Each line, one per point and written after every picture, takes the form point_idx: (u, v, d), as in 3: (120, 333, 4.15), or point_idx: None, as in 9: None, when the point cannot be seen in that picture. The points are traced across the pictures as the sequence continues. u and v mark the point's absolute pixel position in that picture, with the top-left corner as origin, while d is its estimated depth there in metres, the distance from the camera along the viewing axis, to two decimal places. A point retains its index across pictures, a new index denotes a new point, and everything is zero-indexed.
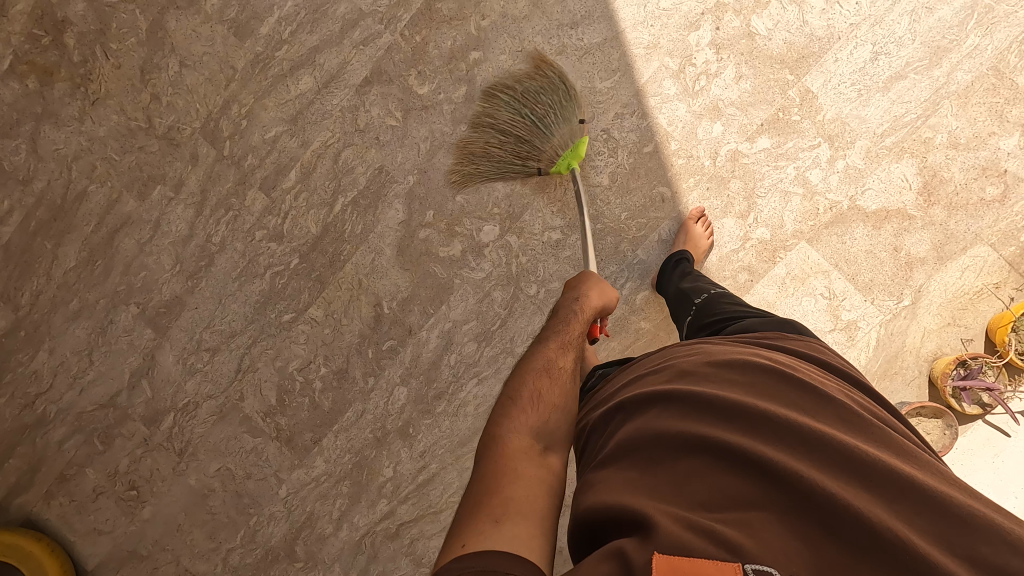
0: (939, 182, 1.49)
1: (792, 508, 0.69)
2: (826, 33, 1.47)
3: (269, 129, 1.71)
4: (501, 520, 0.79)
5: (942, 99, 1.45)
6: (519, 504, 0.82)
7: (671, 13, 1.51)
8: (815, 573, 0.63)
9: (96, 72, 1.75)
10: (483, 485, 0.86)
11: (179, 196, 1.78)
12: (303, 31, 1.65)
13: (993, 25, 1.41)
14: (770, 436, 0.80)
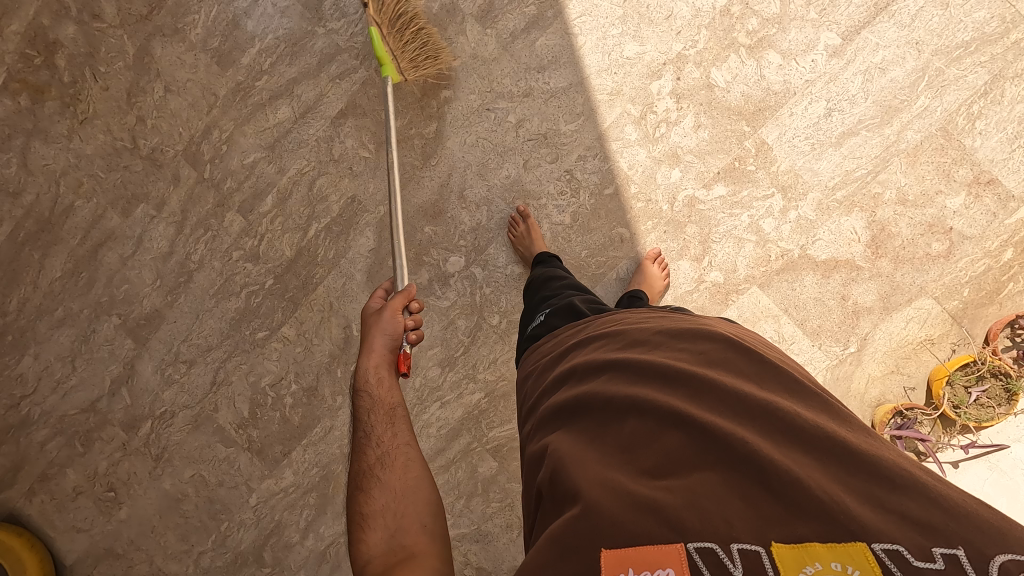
0: (886, 236, 1.54)
1: (731, 464, 0.70)
2: (782, 88, 1.52)
3: (248, 154, 1.77)
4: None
5: (892, 157, 1.50)
6: None
7: (634, 62, 1.56)
8: (760, 531, 0.62)
9: (85, 93, 1.82)
10: None
11: (161, 214, 1.85)
12: (282, 63, 1.71)
13: (942, 88, 1.46)
14: (711, 398, 0.82)
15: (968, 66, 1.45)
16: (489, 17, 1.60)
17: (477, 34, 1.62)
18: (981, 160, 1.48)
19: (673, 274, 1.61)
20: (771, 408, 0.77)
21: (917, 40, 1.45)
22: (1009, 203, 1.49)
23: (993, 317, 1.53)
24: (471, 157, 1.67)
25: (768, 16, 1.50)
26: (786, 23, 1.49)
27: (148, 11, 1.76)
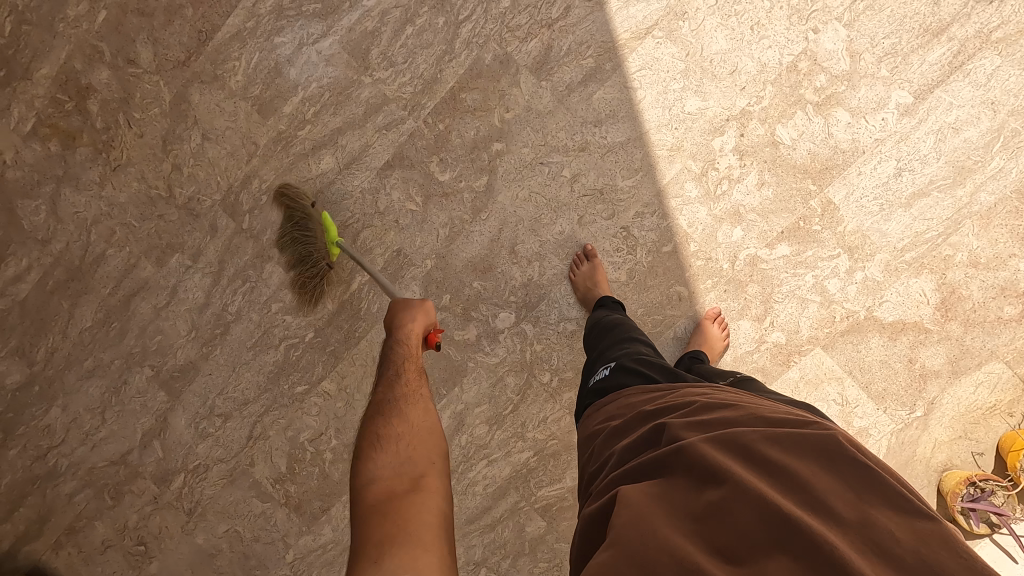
0: (957, 298, 1.49)
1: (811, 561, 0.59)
2: (850, 146, 1.47)
3: (289, 205, 1.71)
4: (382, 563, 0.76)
5: (965, 219, 1.45)
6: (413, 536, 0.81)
7: (696, 117, 1.51)
8: None
9: (118, 139, 1.76)
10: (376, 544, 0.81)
11: (197, 265, 1.79)
12: (326, 112, 1.65)
13: (1017, 150, 1.41)
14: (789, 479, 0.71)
15: None
16: (544, 69, 1.54)
17: (532, 86, 1.56)
18: None
19: (733, 334, 1.56)
20: (869, 494, 0.67)
21: (993, 100, 1.40)
22: None
23: None
24: (523, 212, 1.61)
25: (837, 72, 1.44)
26: (856, 80, 1.44)
27: (185, 57, 1.69)
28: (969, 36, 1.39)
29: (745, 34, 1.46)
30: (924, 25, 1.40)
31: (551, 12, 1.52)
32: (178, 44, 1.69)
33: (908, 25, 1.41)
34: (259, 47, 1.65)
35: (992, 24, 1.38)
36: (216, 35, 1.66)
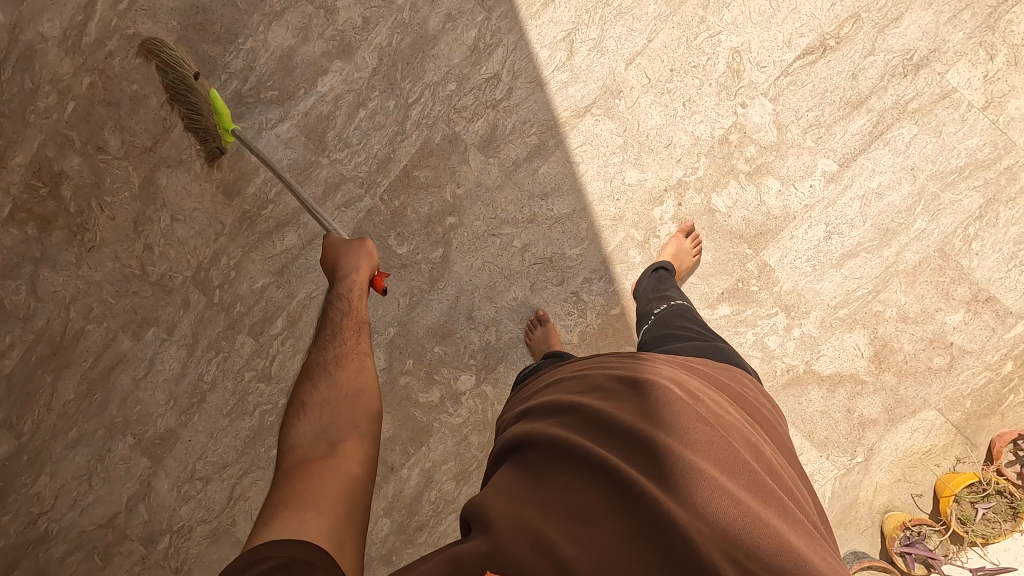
0: (889, 351, 1.57)
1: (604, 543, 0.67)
2: (782, 212, 1.55)
3: (257, 280, 1.81)
4: (289, 509, 0.80)
5: (892, 277, 1.53)
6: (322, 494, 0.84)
7: (635, 188, 1.59)
8: None
9: (91, 222, 1.84)
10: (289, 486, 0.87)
11: (172, 338, 1.87)
12: (287, 193, 1.75)
13: (938, 212, 1.49)
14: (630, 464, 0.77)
15: (963, 191, 1.48)
16: (491, 147, 1.63)
17: (481, 163, 1.64)
18: (979, 280, 1.51)
19: None
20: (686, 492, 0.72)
21: (912, 166, 1.48)
22: (1008, 319, 1.51)
23: (996, 427, 1.56)
24: (478, 280, 1.70)
25: (766, 144, 1.52)
26: (784, 151, 1.52)
27: (151, 143, 1.77)
28: (887, 107, 1.47)
29: (677, 109, 1.54)
30: (845, 97, 1.48)
31: (494, 93, 1.60)
32: (145, 132, 1.77)
33: (830, 98, 1.48)
34: (222, 133, 1.73)
35: (909, 94, 1.45)
36: (180, 122, 1.75)
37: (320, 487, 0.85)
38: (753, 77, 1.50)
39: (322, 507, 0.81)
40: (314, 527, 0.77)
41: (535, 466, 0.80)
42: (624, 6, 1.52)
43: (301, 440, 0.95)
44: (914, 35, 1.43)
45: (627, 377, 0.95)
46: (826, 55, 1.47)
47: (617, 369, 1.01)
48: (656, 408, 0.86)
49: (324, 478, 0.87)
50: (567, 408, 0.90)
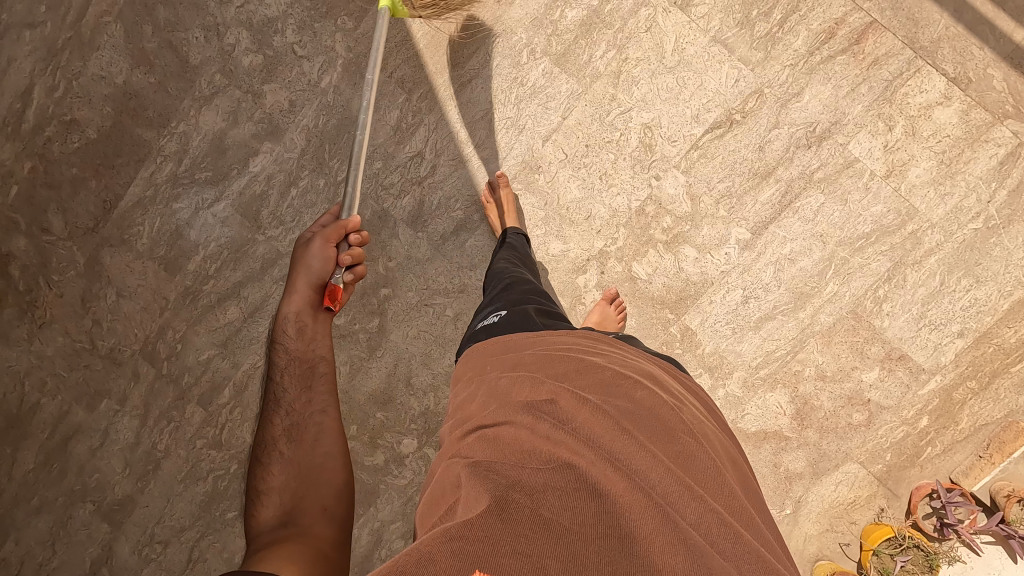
0: (811, 408, 1.61)
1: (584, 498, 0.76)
2: (700, 278, 1.59)
3: (202, 351, 1.84)
4: (276, 553, 0.95)
5: (808, 337, 1.58)
6: (299, 555, 0.96)
7: (559, 259, 1.63)
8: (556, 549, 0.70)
9: (41, 299, 1.89)
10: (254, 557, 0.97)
11: (125, 408, 1.92)
12: (227, 268, 1.78)
13: (848, 275, 1.54)
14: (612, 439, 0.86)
15: (872, 255, 1.52)
16: (419, 221, 1.67)
17: (410, 237, 1.68)
18: (892, 338, 1.55)
19: None
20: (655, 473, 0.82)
21: (822, 232, 1.53)
22: (921, 376, 1.56)
23: (915, 479, 1.60)
24: (414, 347, 1.74)
25: (681, 214, 1.57)
26: (699, 220, 1.56)
27: (93, 223, 1.82)
28: (794, 177, 1.51)
29: (596, 183, 1.58)
30: (753, 169, 1.52)
31: (419, 170, 1.64)
32: (86, 213, 1.81)
33: (739, 170, 1.53)
34: (160, 213, 1.78)
35: (814, 165, 1.50)
36: (119, 203, 1.79)
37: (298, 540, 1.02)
38: (664, 150, 1.54)
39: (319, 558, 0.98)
40: (299, 565, 0.92)
41: (522, 448, 0.86)
42: (537, 86, 1.56)
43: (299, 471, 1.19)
44: (815, 109, 1.48)
45: (612, 369, 1.01)
46: (733, 128, 1.51)
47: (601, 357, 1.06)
48: (638, 408, 0.93)
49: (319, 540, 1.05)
50: (551, 391, 0.96)
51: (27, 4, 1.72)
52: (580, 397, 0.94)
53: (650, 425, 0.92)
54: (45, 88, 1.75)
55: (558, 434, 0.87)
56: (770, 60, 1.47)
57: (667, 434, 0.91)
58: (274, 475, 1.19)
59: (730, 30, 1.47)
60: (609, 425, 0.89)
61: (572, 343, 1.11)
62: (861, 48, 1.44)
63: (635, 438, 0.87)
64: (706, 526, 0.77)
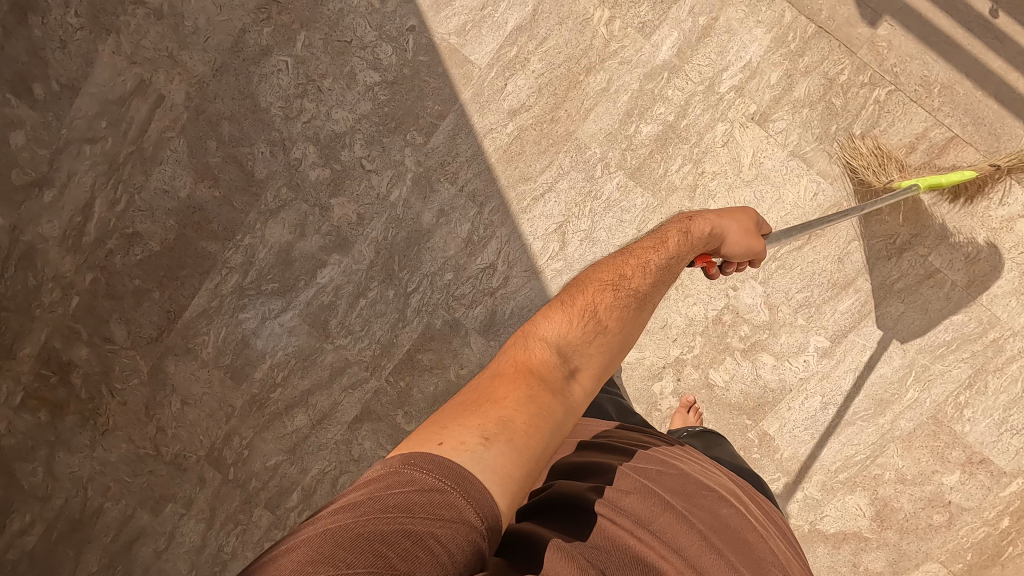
0: (891, 509, 1.60)
1: None
2: (777, 384, 1.59)
3: (269, 457, 1.83)
4: (467, 425, 0.61)
5: (888, 442, 1.58)
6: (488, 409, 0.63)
7: (634, 367, 1.63)
8: None
9: (103, 406, 1.86)
10: (473, 389, 0.68)
11: (190, 512, 1.87)
12: (294, 376, 1.77)
13: (929, 382, 1.53)
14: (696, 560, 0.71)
15: (952, 362, 1.52)
16: (492, 330, 1.65)
17: (481, 346, 1.66)
18: (972, 443, 1.55)
19: None
20: None
21: (901, 340, 1.53)
22: (1003, 478, 1.56)
23: None
24: None
25: (758, 323, 1.57)
26: (777, 328, 1.56)
27: (157, 333, 1.80)
28: (873, 288, 1.51)
29: (671, 294, 1.58)
30: (831, 280, 1.52)
31: (491, 282, 1.63)
32: (150, 323, 1.80)
33: (817, 280, 1.53)
34: (226, 323, 1.76)
35: (894, 275, 1.50)
36: (184, 313, 1.78)
37: (506, 407, 0.63)
38: (741, 262, 1.54)
39: (524, 444, 0.60)
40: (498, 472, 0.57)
41: (603, 548, 0.68)
42: (612, 199, 1.55)
43: (538, 343, 0.71)
44: (894, 223, 1.48)
45: (691, 474, 0.87)
46: (811, 240, 1.52)
47: (679, 461, 0.91)
48: (727, 527, 0.78)
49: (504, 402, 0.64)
50: (629, 486, 0.79)
51: (86, 119, 1.69)
52: (664, 499, 0.78)
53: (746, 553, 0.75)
54: (106, 201, 1.73)
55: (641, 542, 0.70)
56: (849, 173, 1.47)
57: (761, 563, 0.75)
58: (547, 322, 0.73)
59: (809, 144, 1.47)
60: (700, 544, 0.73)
61: (643, 443, 0.96)
62: (942, 162, 1.43)
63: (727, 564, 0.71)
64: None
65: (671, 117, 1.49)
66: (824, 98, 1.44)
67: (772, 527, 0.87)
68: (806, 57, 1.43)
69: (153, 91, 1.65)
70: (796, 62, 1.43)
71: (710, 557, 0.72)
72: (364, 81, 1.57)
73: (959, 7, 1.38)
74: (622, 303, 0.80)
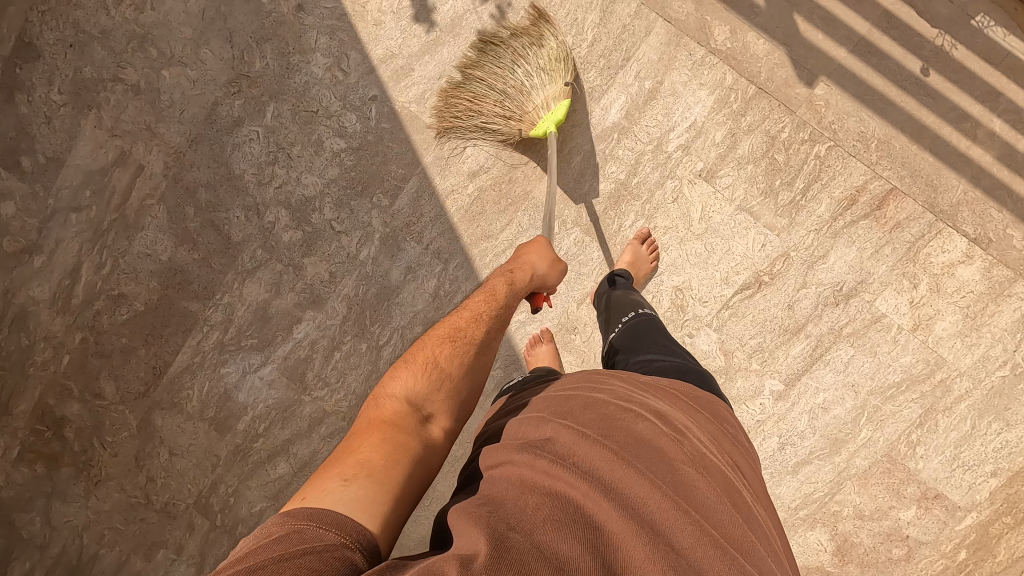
0: (850, 544, 1.65)
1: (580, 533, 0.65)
2: None
3: (255, 504, 1.89)
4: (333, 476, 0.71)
5: (845, 480, 1.63)
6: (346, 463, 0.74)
7: None
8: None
9: (95, 458, 1.93)
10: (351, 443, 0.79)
11: (181, 557, 1.93)
12: (275, 426, 1.84)
13: (881, 421, 1.59)
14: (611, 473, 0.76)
15: (902, 402, 1.57)
16: None
17: None
18: (926, 479, 1.61)
19: None
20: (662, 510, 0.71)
21: (853, 383, 1.58)
22: (957, 512, 1.61)
23: None
24: None
25: (715, 368, 1.62)
26: (733, 373, 1.61)
27: (144, 388, 1.88)
28: (823, 332, 1.57)
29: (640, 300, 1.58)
30: (783, 326, 1.58)
31: None
32: (137, 379, 1.88)
33: (770, 326, 1.58)
34: (208, 378, 1.84)
35: (842, 321, 1.56)
36: (169, 369, 1.86)
37: (363, 452, 0.76)
38: (697, 311, 1.60)
39: (385, 477, 0.72)
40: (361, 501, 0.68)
41: (517, 484, 0.74)
42: (569, 254, 1.60)
43: (387, 399, 0.86)
44: (841, 270, 1.53)
45: (614, 401, 0.92)
46: (762, 289, 1.57)
47: (603, 390, 0.97)
48: (641, 442, 0.83)
49: (361, 447, 0.77)
50: (549, 429, 0.85)
51: (72, 189, 1.78)
52: (579, 431, 0.83)
53: (658, 462, 0.80)
54: (92, 265, 1.82)
55: (554, 473, 0.74)
56: (794, 226, 1.53)
57: (675, 468, 0.80)
58: (399, 382, 0.88)
59: (755, 198, 1.53)
60: (613, 464, 0.77)
61: (573, 383, 1.02)
62: (882, 213, 1.49)
63: (641, 473, 0.76)
64: (716, 569, 0.67)
65: (623, 175, 1.56)
66: (767, 154, 1.50)
67: (692, 428, 0.93)
68: (748, 117, 1.49)
69: (133, 162, 1.74)
70: (739, 121, 1.50)
71: (617, 465, 0.76)
72: (331, 147, 1.65)
73: (893, 67, 1.43)
74: (464, 353, 0.95)
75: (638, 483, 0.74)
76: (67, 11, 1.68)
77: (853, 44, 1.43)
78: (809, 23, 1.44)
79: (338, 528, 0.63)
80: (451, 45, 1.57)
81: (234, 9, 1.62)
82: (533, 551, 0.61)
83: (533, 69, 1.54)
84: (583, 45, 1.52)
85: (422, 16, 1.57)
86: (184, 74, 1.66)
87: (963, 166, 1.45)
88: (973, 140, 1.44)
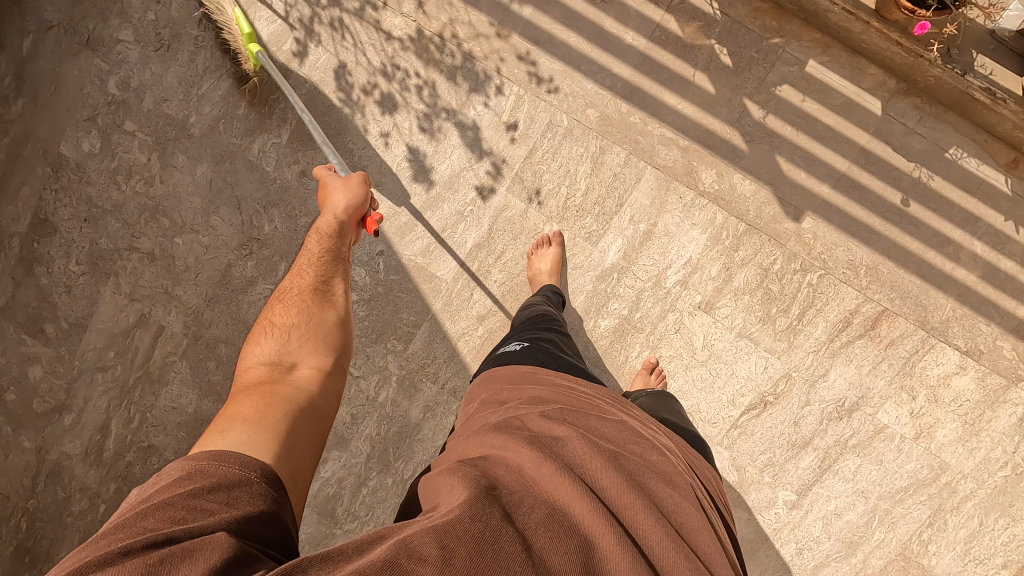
0: None
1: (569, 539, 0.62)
2: (756, 536, 1.68)
3: None
4: (228, 427, 0.71)
5: None
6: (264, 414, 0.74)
7: None
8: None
9: None
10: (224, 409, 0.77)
11: None
12: None
13: (892, 523, 1.65)
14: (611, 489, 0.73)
15: (911, 504, 1.64)
16: None
17: None
18: None
19: None
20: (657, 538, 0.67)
21: (862, 489, 1.65)
22: None
23: None
24: None
25: (729, 483, 1.68)
26: (747, 486, 1.67)
27: None
28: (830, 444, 1.63)
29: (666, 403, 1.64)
30: (791, 440, 1.64)
31: None
32: None
33: (778, 442, 1.65)
34: None
35: (847, 433, 1.62)
36: None
37: (236, 410, 0.75)
38: (707, 431, 1.65)
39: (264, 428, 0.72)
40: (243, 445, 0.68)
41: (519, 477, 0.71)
42: None
43: (245, 368, 0.88)
44: (842, 386, 1.60)
45: (628, 431, 0.90)
46: (768, 408, 1.63)
47: (615, 415, 0.95)
48: (647, 474, 0.80)
49: (238, 405, 0.77)
50: (565, 433, 0.82)
51: (97, 351, 1.84)
52: (590, 443, 0.81)
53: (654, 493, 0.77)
54: (121, 421, 1.86)
55: (564, 479, 0.71)
56: (794, 347, 1.59)
57: (674, 506, 0.76)
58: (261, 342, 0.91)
59: (754, 325, 1.59)
60: (621, 480, 0.74)
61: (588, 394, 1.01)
62: (876, 332, 1.56)
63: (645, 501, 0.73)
64: None
65: (626, 311, 1.62)
66: (762, 286, 1.57)
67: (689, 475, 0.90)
68: (740, 251, 1.56)
69: (153, 323, 1.80)
70: (732, 256, 1.56)
71: (624, 491, 0.73)
72: None
73: (874, 199, 1.50)
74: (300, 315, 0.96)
75: (639, 512, 0.70)
76: (79, 188, 1.74)
77: (834, 181, 1.50)
78: (791, 163, 1.50)
79: (241, 468, 0.63)
80: (451, 200, 1.62)
81: (240, 178, 1.69)
82: (531, 557, 0.57)
83: (532, 218, 1.61)
84: (577, 194, 1.58)
85: (421, 174, 1.62)
86: (198, 240, 1.74)
87: (948, 286, 1.52)
88: (957, 262, 1.51)
